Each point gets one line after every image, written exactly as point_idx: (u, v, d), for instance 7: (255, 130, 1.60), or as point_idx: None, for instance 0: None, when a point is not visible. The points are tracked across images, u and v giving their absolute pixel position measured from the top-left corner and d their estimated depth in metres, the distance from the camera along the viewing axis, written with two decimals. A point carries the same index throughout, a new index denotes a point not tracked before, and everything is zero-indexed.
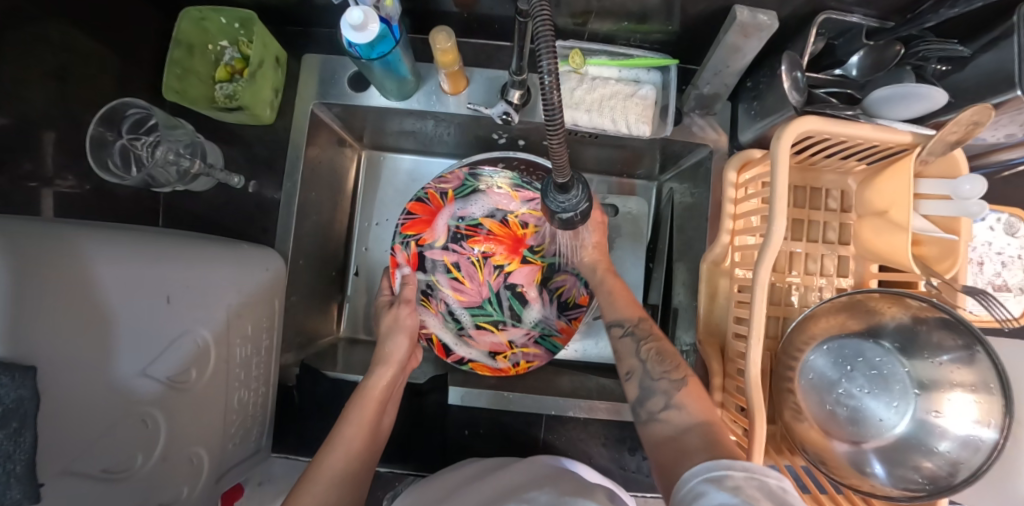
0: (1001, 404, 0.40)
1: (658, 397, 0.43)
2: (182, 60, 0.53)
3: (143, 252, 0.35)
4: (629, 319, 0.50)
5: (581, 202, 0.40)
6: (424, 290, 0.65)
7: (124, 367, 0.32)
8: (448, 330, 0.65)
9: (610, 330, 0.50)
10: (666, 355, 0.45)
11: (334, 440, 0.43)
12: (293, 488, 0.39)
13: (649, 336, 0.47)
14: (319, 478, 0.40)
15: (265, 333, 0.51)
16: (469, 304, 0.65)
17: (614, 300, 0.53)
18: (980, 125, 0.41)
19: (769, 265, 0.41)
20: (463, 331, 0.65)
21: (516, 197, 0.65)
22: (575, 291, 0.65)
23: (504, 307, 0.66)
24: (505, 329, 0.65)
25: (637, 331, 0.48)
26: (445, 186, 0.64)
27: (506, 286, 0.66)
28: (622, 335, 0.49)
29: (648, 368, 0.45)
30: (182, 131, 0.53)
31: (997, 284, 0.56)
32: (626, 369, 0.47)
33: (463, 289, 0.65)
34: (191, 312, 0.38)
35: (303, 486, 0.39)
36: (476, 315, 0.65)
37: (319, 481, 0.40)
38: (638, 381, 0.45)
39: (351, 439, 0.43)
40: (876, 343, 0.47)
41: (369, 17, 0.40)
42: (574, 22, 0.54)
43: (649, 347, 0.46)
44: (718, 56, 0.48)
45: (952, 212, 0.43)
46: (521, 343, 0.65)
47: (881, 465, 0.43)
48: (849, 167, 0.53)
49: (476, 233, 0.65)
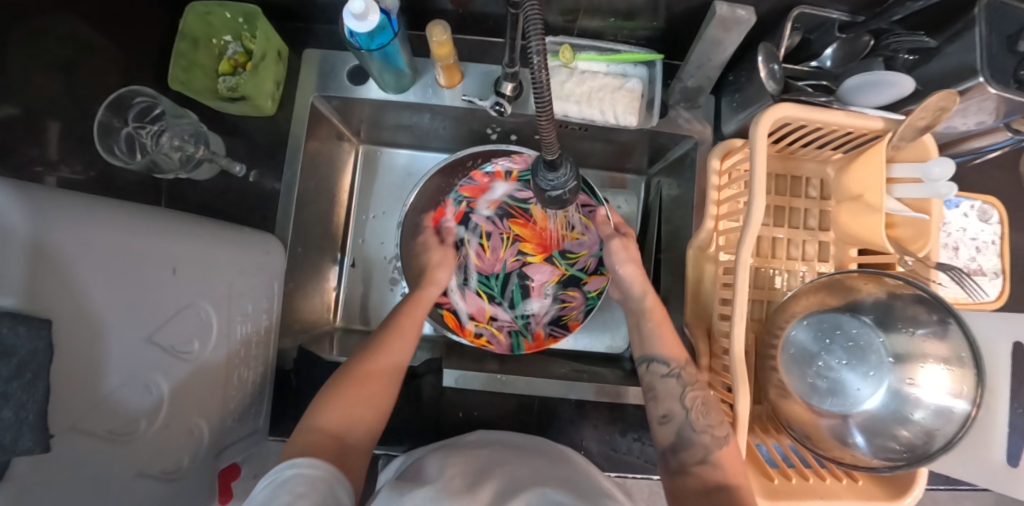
0: (973, 375, 0.42)
1: (696, 449, 0.44)
2: (188, 52, 0.55)
3: (151, 225, 0.36)
4: (675, 360, 0.50)
5: (569, 181, 0.42)
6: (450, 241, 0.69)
7: (130, 335, 0.34)
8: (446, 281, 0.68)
9: (655, 367, 0.51)
10: (711, 408, 0.46)
11: (372, 362, 0.48)
12: (326, 402, 0.44)
13: (695, 383, 0.48)
14: (355, 395, 0.45)
15: (264, 313, 0.52)
16: (481, 270, 0.69)
17: (662, 334, 0.53)
18: (945, 111, 0.43)
19: (750, 246, 0.43)
20: (463, 288, 0.69)
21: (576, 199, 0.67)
22: (573, 314, 0.68)
23: (506, 291, 0.69)
24: (494, 304, 0.69)
25: (683, 374, 0.49)
26: (511, 165, 0.67)
27: (518, 273, 0.69)
28: (666, 375, 0.50)
29: (691, 417, 0.46)
30: (187, 120, 0.56)
31: (972, 268, 0.58)
32: (663, 412, 0.48)
33: (483, 255, 0.70)
34: (192, 286, 0.40)
35: (337, 402, 0.44)
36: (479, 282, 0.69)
37: (355, 398, 0.44)
38: (677, 427, 0.46)
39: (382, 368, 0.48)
40: (854, 316, 0.49)
41: (371, 8, 0.43)
42: (564, 19, 0.57)
43: (694, 395, 0.47)
44: (701, 50, 0.51)
45: (923, 193, 0.46)
46: (499, 323, 0.68)
47: (862, 435, 0.45)
48: (826, 155, 0.55)
49: (521, 217, 0.69)
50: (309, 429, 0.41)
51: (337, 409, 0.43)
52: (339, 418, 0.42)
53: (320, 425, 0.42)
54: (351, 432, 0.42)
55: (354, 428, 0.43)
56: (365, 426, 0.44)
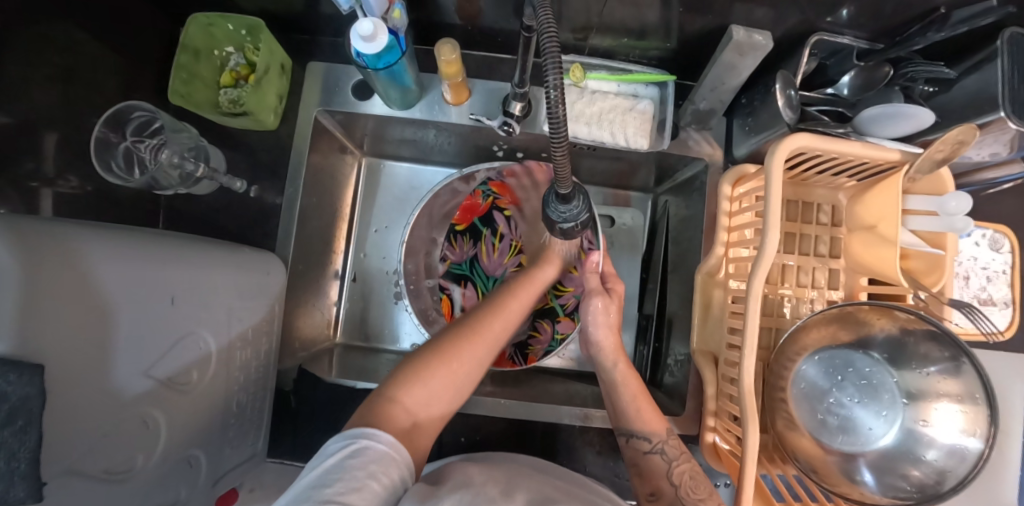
0: (986, 414, 0.41)
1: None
2: (188, 65, 0.54)
3: (152, 253, 0.35)
4: (657, 435, 0.48)
5: (581, 213, 0.41)
6: (473, 232, 0.67)
7: (124, 371, 0.33)
8: (459, 271, 0.67)
9: (636, 443, 0.48)
10: (699, 482, 0.46)
11: (470, 341, 0.46)
12: (407, 374, 0.43)
13: (679, 457, 0.47)
14: (440, 373, 0.44)
15: (263, 335, 0.52)
16: (484, 268, 0.67)
17: (641, 409, 0.50)
18: (964, 144, 0.42)
19: (762, 277, 0.42)
20: (470, 280, 0.67)
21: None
22: (537, 347, 0.66)
23: None
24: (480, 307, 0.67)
25: (666, 450, 0.48)
26: (540, 168, 0.66)
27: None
28: (649, 452, 0.48)
29: (681, 494, 0.45)
30: (187, 134, 0.55)
31: (982, 298, 0.57)
32: (650, 489, 0.46)
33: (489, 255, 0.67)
34: (189, 314, 0.39)
35: (422, 379, 0.43)
36: (479, 277, 0.67)
37: (441, 377, 0.44)
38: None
39: (475, 354, 0.46)
40: (865, 353, 0.48)
41: (379, 28, 0.41)
42: (575, 37, 0.55)
43: (682, 470, 0.46)
44: (715, 73, 0.49)
45: (938, 227, 0.45)
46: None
47: (871, 473, 0.45)
48: (839, 183, 0.54)
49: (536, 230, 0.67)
50: (386, 400, 0.40)
51: (419, 385, 0.42)
52: (421, 395, 0.42)
53: (400, 399, 0.41)
54: (430, 412, 0.42)
55: (430, 408, 0.42)
56: (441, 407, 0.43)
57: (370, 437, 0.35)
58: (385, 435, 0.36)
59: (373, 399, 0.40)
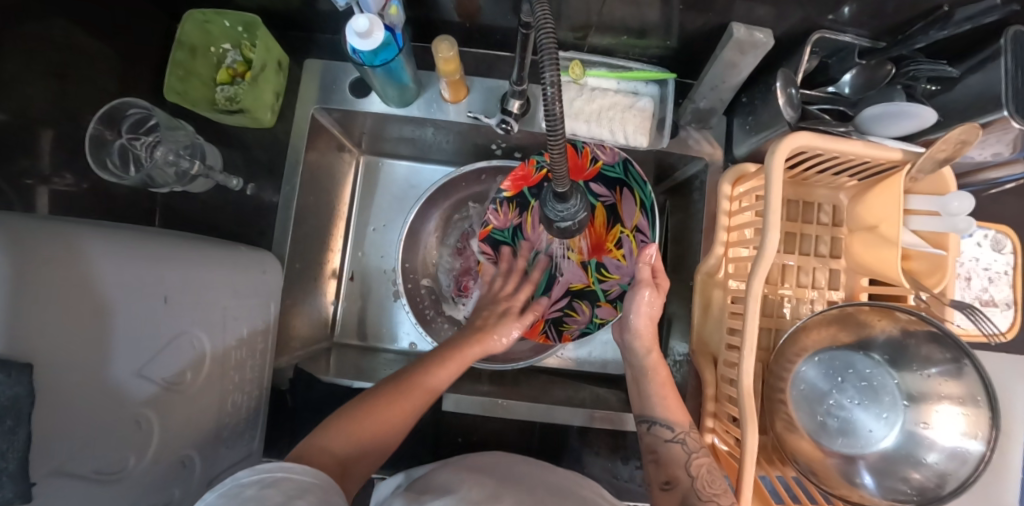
0: (987, 417, 0.41)
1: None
2: (185, 62, 0.53)
3: (146, 251, 0.35)
4: (680, 425, 0.49)
5: (579, 211, 0.41)
6: (521, 202, 0.65)
7: (117, 370, 0.32)
8: (501, 237, 0.67)
9: (658, 430, 0.49)
10: (716, 475, 0.44)
11: (400, 397, 0.46)
12: (339, 424, 0.42)
13: (700, 450, 0.47)
14: (374, 419, 0.44)
15: (260, 334, 0.52)
16: (527, 237, 0.66)
17: (665, 398, 0.51)
18: (967, 144, 0.42)
19: (762, 277, 0.42)
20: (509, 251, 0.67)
21: (638, 220, 0.62)
22: (572, 326, 0.64)
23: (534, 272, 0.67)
24: (520, 278, 0.68)
25: (688, 441, 0.48)
26: (602, 153, 0.61)
27: (553, 261, 0.66)
28: (671, 440, 0.48)
29: (697, 485, 0.44)
30: (182, 132, 0.54)
31: (984, 299, 0.57)
32: (666, 478, 0.46)
33: (534, 226, 0.66)
34: (184, 313, 0.39)
35: (353, 423, 0.43)
36: (520, 247, 0.67)
37: (374, 423, 0.43)
38: (681, 496, 0.44)
39: (405, 409, 0.46)
40: (866, 354, 0.48)
41: (375, 25, 0.41)
42: (574, 35, 0.55)
43: (700, 463, 0.46)
44: (715, 71, 0.49)
45: (941, 227, 0.44)
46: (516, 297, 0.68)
47: (871, 476, 0.44)
48: (840, 183, 0.54)
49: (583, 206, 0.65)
50: (313, 449, 0.39)
51: (347, 437, 0.41)
52: (349, 445, 0.41)
53: (329, 444, 0.40)
54: (359, 463, 0.41)
55: (359, 459, 0.41)
56: (368, 456, 0.43)
57: (286, 468, 0.32)
58: (302, 466, 0.33)
59: (300, 449, 0.39)
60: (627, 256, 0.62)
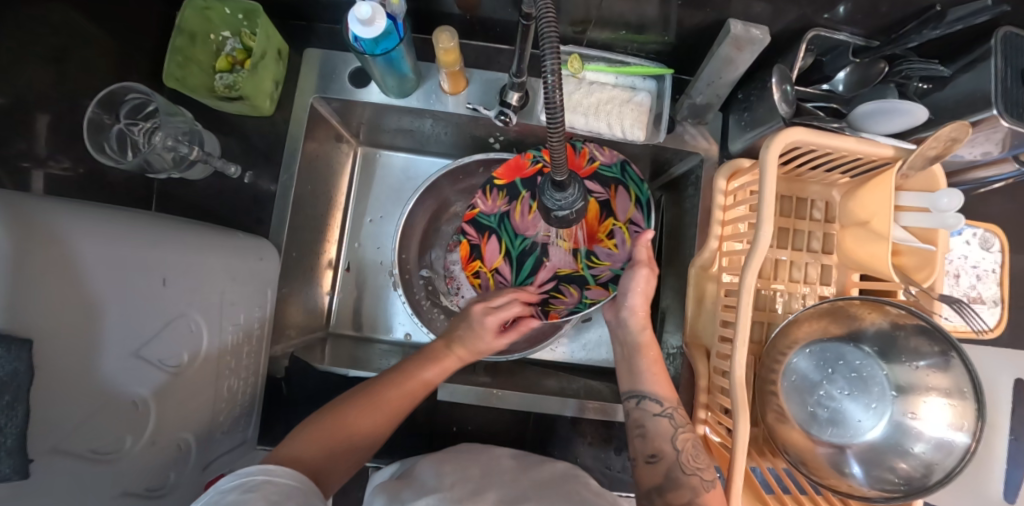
0: (974, 408, 0.42)
1: (683, 490, 0.43)
2: (184, 48, 0.53)
3: (143, 234, 0.35)
4: (669, 401, 0.49)
5: (576, 201, 0.41)
6: (511, 190, 0.64)
7: (114, 351, 0.32)
8: (486, 222, 0.65)
9: (647, 405, 0.49)
10: (700, 451, 0.46)
11: (369, 408, 0.45)
12: (307, 434, 0.42)
13: (687, 425, 0.48)
14: (341, 430, 0.43)
15: (256, 321, 0.52)
16: (515, 226, 0.64)
17: (656, 373, 0.51)
18: (957, 142, 0.43)
19: (755, 270, 0.42)
20: (494, 234, 0.65)
21: (632, 214, 0.61)
22: (560, 307, 0.63)
23: (520, 256, 0.64)
24: (504, 261, 0.65)
25: (675, 416, 0.48)
26: (598, 154, 0.62)
27: (540, 248, 0.64)
28: (659, 415, 0.48)
29: (681, 459, 0.45)
30: (182, 119, 0.53)
31: (972, 296, 0.58)
32: (651, 452, 0.47)
33: (524, 217, 0.64)
34: (181, 297, 0.39)
35: (320, 436, 0.42)
36: (506, 233, 0.64)
37: (341, 434, 0.43)
38: (666, 469, 0.45)
39: (375, 423, 0.45)
40: (856, 347, 0.49)
41: (377, 13, 0.41)
42: (574, 30, 0.55)
43: (686, 437, 0.47)
44: (712, 67, 0.50)
45: (930, 223, 0.45)
46: (499, 279, 0.66)
47: (860, 465, 0.45)
48: (833, 179, 0.55)
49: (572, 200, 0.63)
50: (285, 459, 0.39)
51: (314, 447, 0.41)
52: (320, 456, 0.41)
53: (302, 456, 0.40)
54: (326, 472, 0.40)
55: (327, 470, 0.41)
56: (340, 468, 0.42)
57: (266, 471, 0.33)
58: (283, 468, 0.34)
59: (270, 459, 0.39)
60: (619, 244, 0.61)
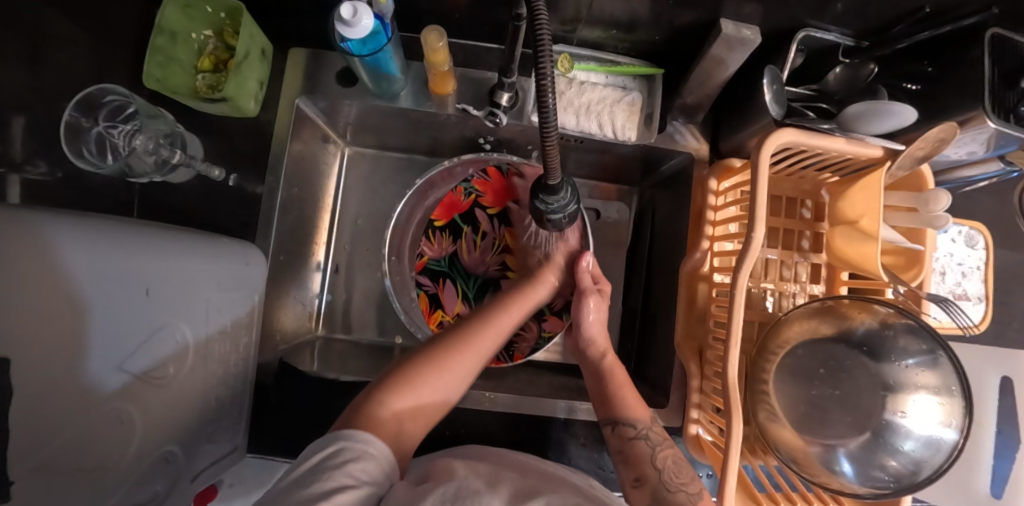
0: (961, 405, 0.43)
1: None
2: (165, 47, 0.51)
3: (125, 243, 0.34)
4: (642, 422, 0.50)
5: (568, 204, 0.41)
6: (454, 229, 0.69)
7: (95, 366, 0.31)
8: (438, 268, 0.69)
9: (623, 430, 0.50)
10: (682, 466, 0.46)
11: (456, 353, 0.48)
12: (398, 381, 0.44)
13: (663, 442, 0.49)
14: (432, 383, 0.45)
15: (243, 328, 0.51)
16: (466, 264, 0.69)
17: (624, 396, 0.52)
18: (944, 143, 0.43)
19: (748, 272, 0.42)
20: (449, 279, 0.69)
21: (572, 229, 0.66)
22: (524, 344, 0.65)
23: (477, 294, 0.69)
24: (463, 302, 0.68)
25: (651, 436, 0.49)
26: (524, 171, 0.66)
27: (494, 281, 0.69)
28: (636, 437, 0.49)
29: (665, 478, 0.45)
30: (162, 120, 0.52)
31: (957, 293, 0.58)
32: (636, 475, 0.47)
33: (471, 250, 0.69)
34: (164, 306, 0.38)
35: (413, 386, 0.44)
36: (460, 274, 0.69)
37: (432, 382, 0.45)
38: (652, 491, 0.44)
39: (463, 366, 0.48)
40: (846, 346, 0.48)
41: (362, 12, 0.40)
42: (564, 29, 0.55)
43: (665, 455, 0.47)
44: (703, 67, 0.49)
45: (916, 223, 0.46)
46: (461, 319, 0.68)
47: (850, 464, 0.45)
48: (821, 179, 0.55)
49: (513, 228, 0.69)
50: (375, 405, 0.41)
51: (408, 396, 0.43)
52: (412, 402, 0.43)
53: (390, 405, 0.42)
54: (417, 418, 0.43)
55: (416, 417, 0.43)
56: (427, 412, 0.44)
57: (350, 436, 0.37)
58: (361, 437, 0.37)
59: (364, 405, 0.41)
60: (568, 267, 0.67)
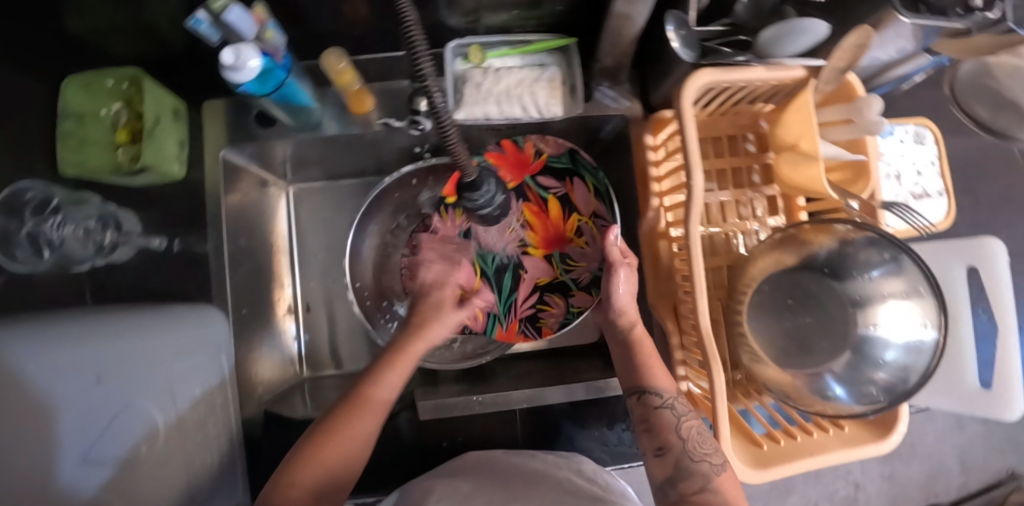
0: (934, 304, 0.43)
1: (695, 479, 0.42)
2: (75, 130, 0.49)
3: (61, 338, 0.36)
4: (668, 391, 0.49)
5: (495, 195, 0.40)
6: None
7: (66, 462, 0.32)
8: (453, 245, 0.65)
9: (648, 399, 0.49)
10: (707, 436, 0.45)
11: (360, 413, 0.43)
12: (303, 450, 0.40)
13: (689, 413, 0.47)
14: (338, 444, 0.41)
15: (217, 390, 0.51)
16: (484, 243, 0.65)
17: (652, 367, 0.51)
18: (863, 48, 0.42)
19: (697, 219, 0.42)
20: (465, 257, 0.65)
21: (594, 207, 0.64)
22: (550, 320, 0.64)
23: (499, 273, 0.65)
24: (484, 283, 0.65)
25: (677, 405, 0.48)
26: (544, 146, 0.64)
27: (515, 261, 0.65)
28: (661, 406, 0.48)
29: (688, 447, 0.44)
30: (90, 205, 0.51)
31: (918, 193, 0.57)
32: (658, 445, 0.46)
33: (487, 229, 0.65)
34: (124, 386, 0.39)
35: (318, 452, 0.40)
36: (478, 253, 0.65)
37: (351, 440, 0.41)
38: (675, 460, 0.44)
39: (371, 418, 0.43)
40: (810, 271, 0.48)
41: (245, 54, 0.39)
42: (467, 21, 0.54)
43: (690, 425, 0.46)
44: (611, 27, 0.49)
45: (855, 133, 0.46)
46: (482, 302, 0.64)
47: (841, 386, 0.44)
48: (759, 109, 0.55)
49: (536, 202, 0.65)
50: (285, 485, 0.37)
51: (316, 461, 0.39)
52: (318, 472, 0.39)
53: (295, 478, 0.38)
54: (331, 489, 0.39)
55: (331, 484, 0.39)
56: (342, 478, 0.40)
57: None
58: None
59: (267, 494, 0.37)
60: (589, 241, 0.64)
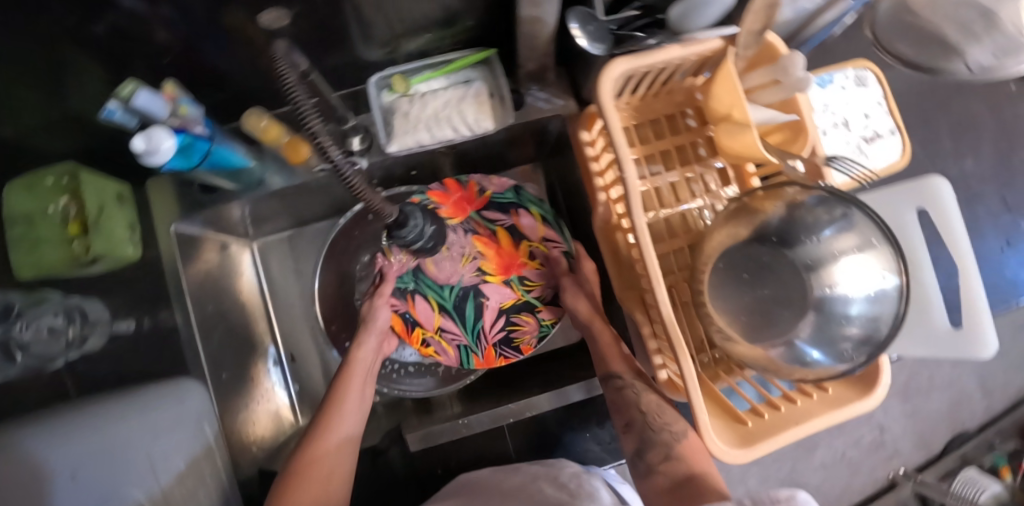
0: (890, 251, 0.42)
1: (660, 447, 0.46)
2: (26, 233, 0.48)
3: (45, 440, 0.38)
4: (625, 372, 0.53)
5: (424, 223, 0.40)
6: None
7: None
8: (404, 284, 0.65)
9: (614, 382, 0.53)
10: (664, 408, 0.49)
11: (318, 458, 0.48)
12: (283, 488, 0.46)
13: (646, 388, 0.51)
14: (315, 480, 0.47)
15: (204, 460, 0.52)
16: (436, 278, 0.65)
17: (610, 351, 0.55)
18: (774, 9, 0.40)
19: (640, 209, 0.41)
20: (416, 295, 0.66)
21: (543, 232, 0.67)
22: (526, 338, 0.65)
23: (457, 302, 0.65)
24: (444, 316, 0.65)
25: (636, 383, 0.51)
26: (487, 185, 0.68)
27: (473, 289, 0.65)
28: (624, 387, 0.51)
29: (649, 420, 0.48)
30: (51, 302, 0.49)
31: (870, 136, 0.56)
32: (625, 421, 0.50)
33: (438, 264, 0.64)
34: (105, 478, 0.40)
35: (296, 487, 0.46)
36: (432, 288, 0.65)
37: (319, 481, 0.47)
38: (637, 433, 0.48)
39: (336, 455, 0.49)
40: (764, 241, 0.47)
41: (155, 137, 0.39)
42: (387, 51, 0.54)
43: (649, 400, 0.50)
44: (524, 32, 0.48)
45: (784, 93, 0.45)
46: (449, 336, 0.65)
47: (817, 349, 0.43)
48: (691, 83, 0.53)
49: (483, 233, 0.66)
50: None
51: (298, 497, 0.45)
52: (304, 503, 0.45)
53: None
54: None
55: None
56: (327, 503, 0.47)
57: None
58: None
59: None
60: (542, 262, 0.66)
